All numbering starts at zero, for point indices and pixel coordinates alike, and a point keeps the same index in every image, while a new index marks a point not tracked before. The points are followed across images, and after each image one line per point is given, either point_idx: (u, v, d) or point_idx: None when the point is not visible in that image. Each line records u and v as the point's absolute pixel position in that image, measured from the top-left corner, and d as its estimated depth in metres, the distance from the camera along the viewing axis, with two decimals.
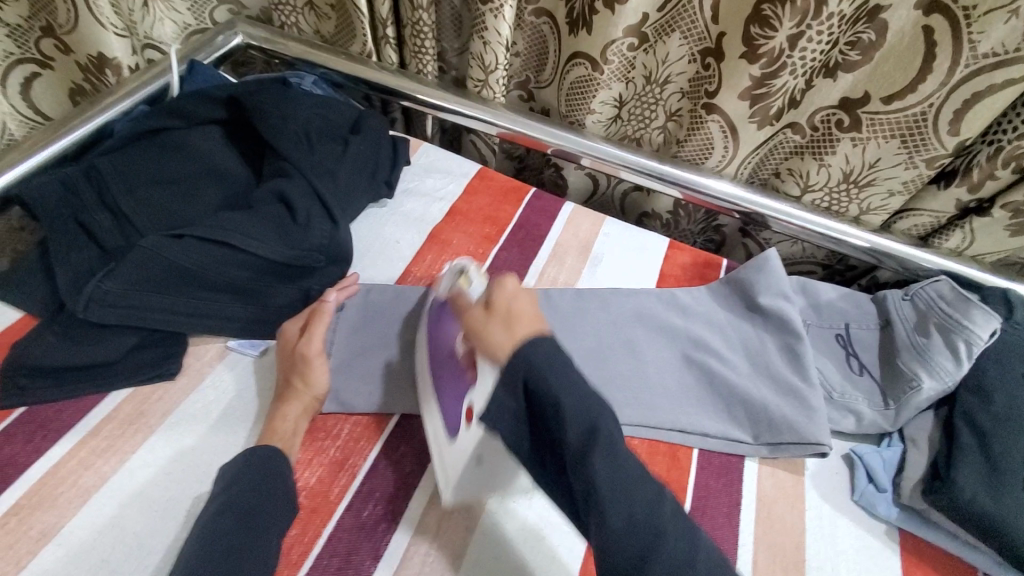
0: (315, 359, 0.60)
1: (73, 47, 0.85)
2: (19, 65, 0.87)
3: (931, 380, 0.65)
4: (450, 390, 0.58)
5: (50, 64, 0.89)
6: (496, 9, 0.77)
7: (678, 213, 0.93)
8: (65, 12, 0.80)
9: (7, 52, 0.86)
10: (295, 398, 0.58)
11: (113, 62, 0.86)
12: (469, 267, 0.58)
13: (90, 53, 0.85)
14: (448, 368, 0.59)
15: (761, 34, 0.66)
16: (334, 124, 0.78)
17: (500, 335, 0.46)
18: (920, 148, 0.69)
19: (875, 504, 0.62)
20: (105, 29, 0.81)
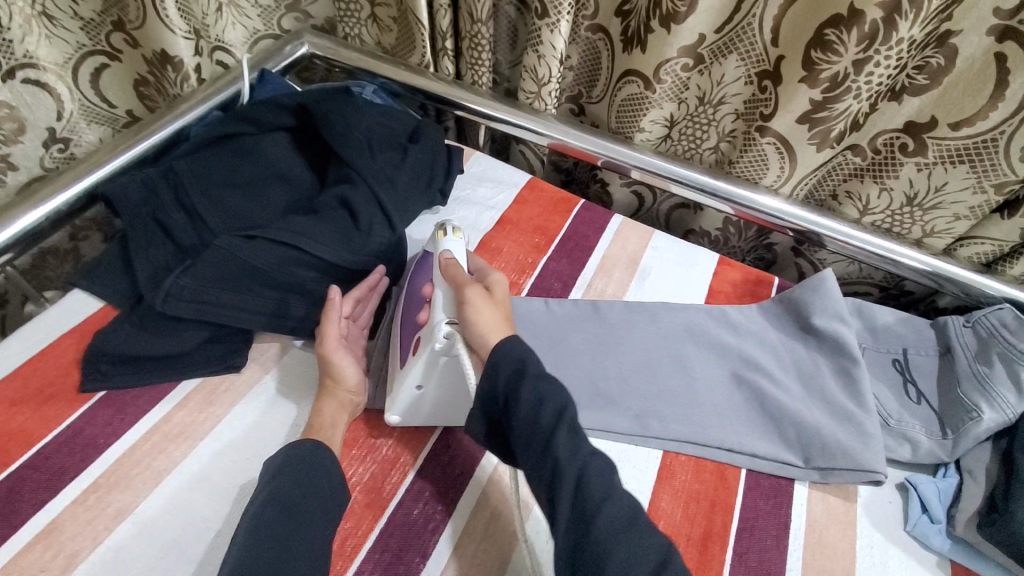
0: (335, 356, 0.62)
1: (142, 42, 0.86)
2: (90, 57, 0.86)
3: (992, 411, 0.63)
4: (409, 328, 0.62)
5: (119, 56, 0.89)
6: (552, 24, 0.78)
7: (727, 230, 0.92)
8: (136, 10, 0.81)
9: (79, 43, 0.84)
10: (328, 395, 0.60)
11: (176, 60, 0.87)
12: (449, 224, 0.64)
13: (155, 49, 0.86)
14: (414, 314, 0.63)
15: (823, 59, 0.65)
16: (393, 132, 0.81)
17: (488, 321, 0.54)
18: (989, 173, 0.66)
19: (930, 536, 0.60)
20: (174, 34, 0.83)
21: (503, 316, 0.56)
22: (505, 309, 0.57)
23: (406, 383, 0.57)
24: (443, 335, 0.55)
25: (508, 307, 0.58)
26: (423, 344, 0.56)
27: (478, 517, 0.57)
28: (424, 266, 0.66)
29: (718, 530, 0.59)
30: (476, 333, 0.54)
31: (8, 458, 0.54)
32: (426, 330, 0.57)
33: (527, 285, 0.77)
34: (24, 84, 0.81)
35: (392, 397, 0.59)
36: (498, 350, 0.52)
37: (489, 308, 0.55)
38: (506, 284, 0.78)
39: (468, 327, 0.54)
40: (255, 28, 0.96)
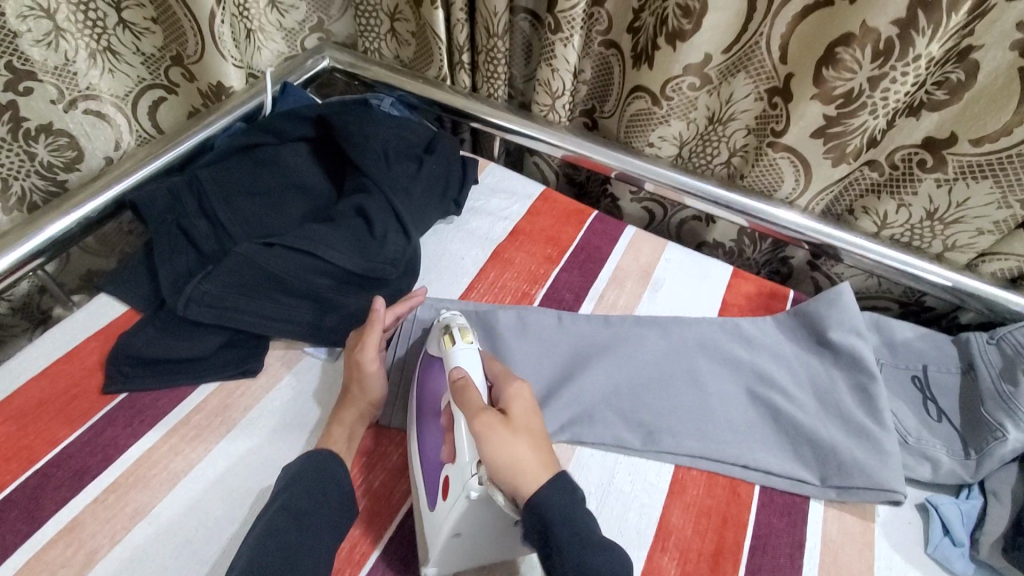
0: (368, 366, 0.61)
1: (198, 75, 0.86)
2: (148, 91, 0.87)
3: (1018, 431, 0.61)
4: (436, 451, 0.56)
5: (175, 90, 0.89)
6: (566, 38, 0.79)
7: (742, 242, 0.91)
8: (194, 44, 0.82)
9: (139, 78, 0.85)
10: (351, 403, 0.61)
11: (230, 90, 0.88)
12: (454, 326, 0.59)
13: (209, 82, 0.86)
14: (431, 425, 0.58)
15: (836, 76, 0.65)
16: (409, 143, 0.82)
17: (523, 454, 0.48)
18: (1014, 187, 0.65)
19: (951, 559, 0.58)
20: (225, 60, 0.83)
21: (533, 436, 0.51)
22: (532, 427, 0.52)
23: (442, 534, 0.49)
24: (476, 483, 0.47)
25: (539, 433, 0.52)
26: (455, 491, 0.49)
27: None
28: (433, 370, 0.61)
29: (730, 548, 0.57)
30: (509, 470, 0.47)
31: (32, 456, 0.56)
32: (453, 472, 0.50)
33: (538, 294, 0.78)
34: (84, 114, 0.80)
35: (428, 544, 0.51)
36: (535, 501, 0.46)
37: (519, 442, 0.49)
38: (518, 294, 0.78)
39: (493, 460, 0.47)
40: (280, 49, 0.99)
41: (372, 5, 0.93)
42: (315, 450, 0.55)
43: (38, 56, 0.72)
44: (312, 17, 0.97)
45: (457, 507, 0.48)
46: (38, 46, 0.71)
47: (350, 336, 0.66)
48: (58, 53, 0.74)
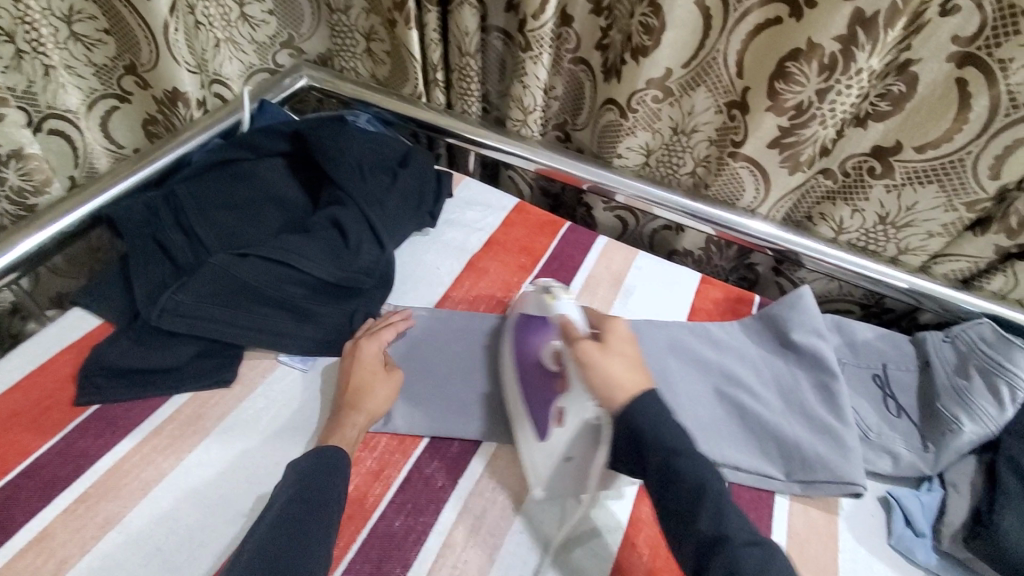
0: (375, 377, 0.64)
1: (152, 83, 0.87)
2: (103, 100, 0.89)
3: (973, 424, 0.63)
4: (539, 396, 0.61)
5: (129, 98, 0.91)
6: (535, 56, 0.82)
7: (710, 250, 0.95)
8: (147, 51, 0.83)
9: (92, 88, 0.87)
10: (360, 408, 0.61)
11: (185, 96, 0.88)
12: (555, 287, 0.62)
13: (165, 88, 0.87)
14: (535, 375, 0.62)
15: (787, 88, 0.69)
16: (385, 158, 0.84)
17: (618, 372, 0.53)
18: (959, 192, 0.69)
19: (913, 550, 0.59)
20: (180, 66, 0.85)
21: (629, 359, 0.55)
22: (632, 359, 0.55)
23: (556, 454, 0.55)
24: (591, 407, 0.53)
25: (634, 356, 0.55)
26: (572, 418, 0.54)
27: (460, 529, 0.57)
28: (532, 326, 0.65)
29: None
30: (608, 387, 0.52)
31: (3, 468, 0.55)
32: (569, 400, 0.55)
33: (511, 301, 0.79)
34: (49, 135, 0.84)
35: (544, 470, 0.57)
36: (632, 410, 0.50)
37: (616, 360, 0.54)
38: (492, 301, 0.80)
39: (591, 384, 0.53)
40: (250, 62, 1.01)
41: (348, 26, 0.97)
42: (325, 449, 0.56)
43: (6, 81, 0.77)
44: (282, 33, 1.00)
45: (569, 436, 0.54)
46: (5, 72, 0.77)
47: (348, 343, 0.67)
48: (24, 74, 0.78)
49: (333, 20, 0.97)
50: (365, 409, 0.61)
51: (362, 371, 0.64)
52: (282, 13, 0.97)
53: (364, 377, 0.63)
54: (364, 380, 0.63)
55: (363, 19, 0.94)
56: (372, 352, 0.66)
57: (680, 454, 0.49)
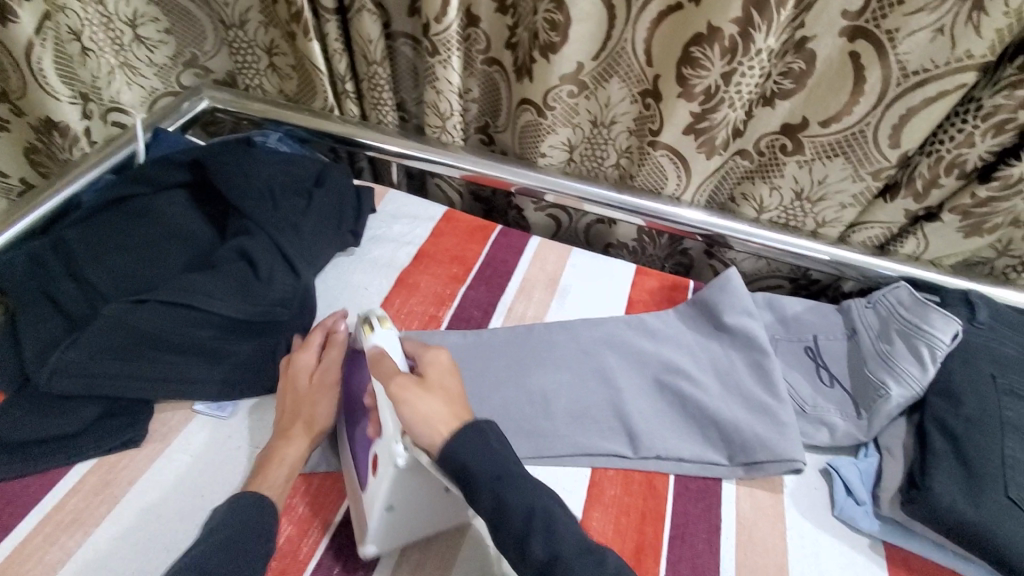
0: (318, 393, 0.61)
1: (27, 110, 0.83)
2: None
3: (898, 387, 0.64)
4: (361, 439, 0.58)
5: (7, 126, 0.87)
6: (445, 61, 0.79)
7: (643, 240, 0.95)
8: (17, 80, 0.79)
9: None
10: (297, 436, 0.58)
11: (63, 127, 0.84)
12: (374, 315, 0.59)
13: (39, 116, 0.83)
14: (354, 413, 0.60)
15: (694, 74, 0.68)
16: (298, 178, 0.80)
17: (431, 408, 0.50)
18: (864, 162, 0.70)
19: (857, 518, 0.60)
20: (59, 101, 0.81)
21: (455, 395, 0.52)
22: (450, 392, 0.53)
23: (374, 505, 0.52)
24: (403, 450, 0.50)
25: (455, 390, 0.53)
26: (387, 459, 0.51)
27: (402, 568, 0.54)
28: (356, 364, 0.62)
29: (651, 541, 0.58)
30: (423, 427, 0.49)
31: None
32: (381, 442, 0.52)
33: (445, 317, 0.77)
34: None
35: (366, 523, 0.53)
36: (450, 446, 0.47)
37: (433, 398, 0.51)
38: (425, 318, 0.77)
39: (406, 422, 0.49)
40: (153, 87, 0.95)
41: (247, 41, 0.91)
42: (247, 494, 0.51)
43: None
44: (183, 52, 0.94)
45: (390, 479, 0.51)
46: None
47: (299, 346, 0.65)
48: None
49: (230, 36, 0.91)
50: (299, 435, 0.58)
51: (290, 402, 0.61)
52: (183, 32, 0.91)
53: (291, 406, 0.60)
54: (290, 411, 0.60)
55: (261, 33, 0.89)
56: (302, 377, 0.62)
57: (472, 457, 0.47)
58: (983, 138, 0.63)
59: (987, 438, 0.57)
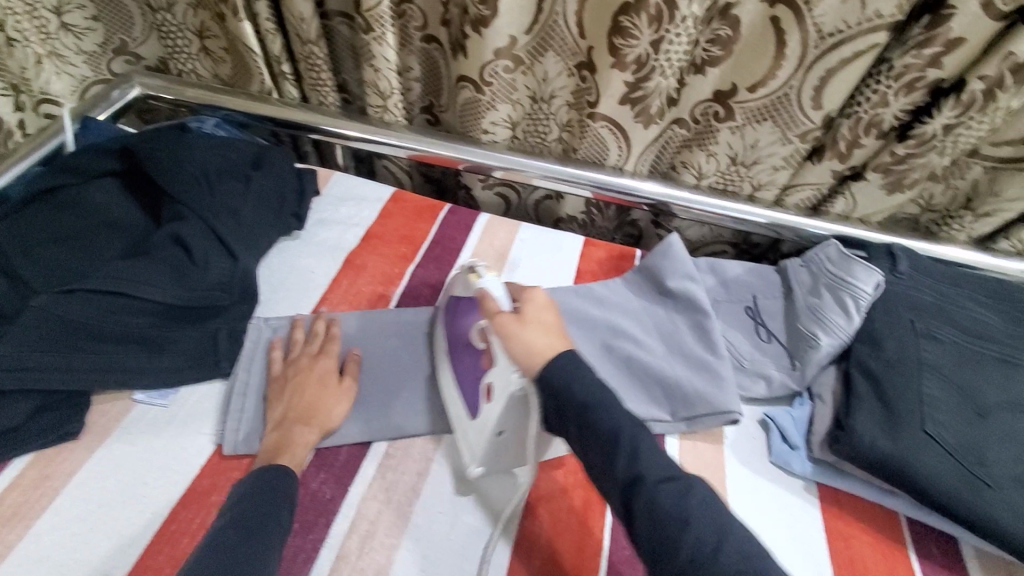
0: (317, 388, 0.61)
1: None
2: None
3: (828, 337, 0.67)
4: (467, 374, 0.61)
5: None
6: (380, 37, 0.79)
7: (591, 212, 0.96)
8: None
9: None
10: (311, 425, 0.58)
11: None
12: (478, 264, 0.61)
13: None
14: (465, 353, 0.63)
15: (625, 44, 0.70)
16: (236, 162, 0.78)
17: (534, 340, 0.53)
18: (790, 125, 0.73)
19: (790, 462, 0.64)
20: None
21: (545, 326, 0.55)
22: (545, 323, 0.55)
23: (487, 429, 0.55)
24: (517, 380, 0.53)
25: (556, 325, 0.56)
26: (499, 393, 0.54)
27: (353, 538, 0.54)
28: (462, 306, 0.64)
29: (597, 497, 0.60)
30: (531, 360, 0.52)
31: None
32: (497, 374, 0.55)
33: (393, 296, 0.76)
34: None
35: (478, 448, 0.57)
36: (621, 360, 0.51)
37: (535, 329, 0.54)
38: (374, 297, 0.77)
39: (512, 355, 0.53)
40: (83, 75, 0.92)
41: (175, 25, 0.88)
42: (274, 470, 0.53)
43: None
44: (112, 38, 0.90)
45: (501, 411, 0.54)
46: None
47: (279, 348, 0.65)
48: None
49: (157, 20, 0.88)
50: (316, 425, 0.59)
51: (309, 394, 0.61)
52: (109, 16, 0.87)
53: (310, 398, 0.60)
54: (309, 403, 0.60)
55: (190, 15, 0.86)
56: (319, 374, 0.62)
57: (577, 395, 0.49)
58: (897, 97, 0.66)
59: (904, 378, 0.61)
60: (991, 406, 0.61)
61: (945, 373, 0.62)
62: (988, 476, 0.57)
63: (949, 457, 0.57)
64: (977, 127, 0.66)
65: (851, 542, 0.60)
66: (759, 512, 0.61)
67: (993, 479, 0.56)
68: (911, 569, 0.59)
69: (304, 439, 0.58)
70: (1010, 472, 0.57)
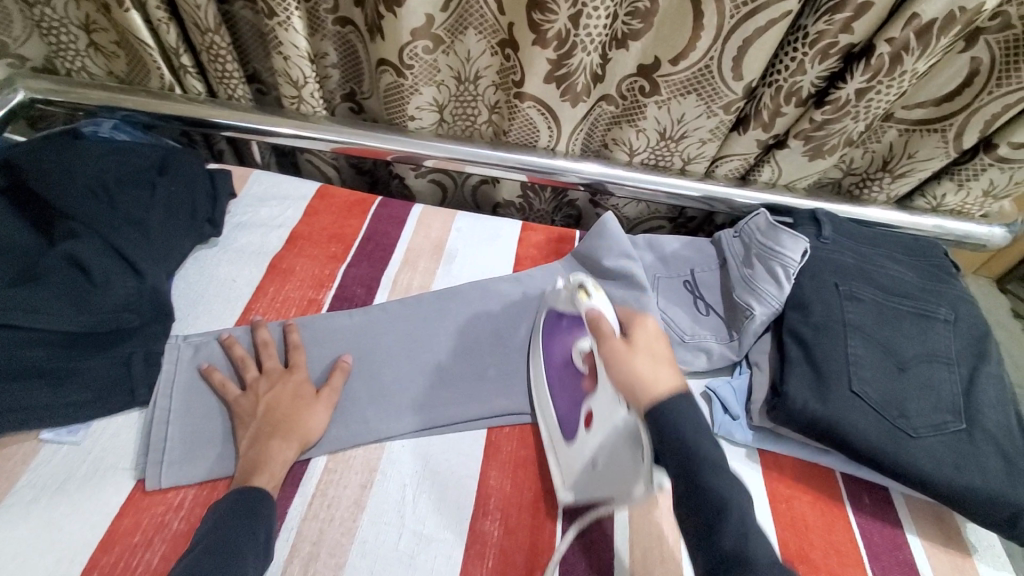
0: (296, 401, 0.59)
1: None
2: None
3: (760, 306, 0.68)
4: (570, 404, 0.61)
5: None
6: (284, 22, 0.73)
7: (528, 196, 0.94)
8: None
9: None
10: (287, 438, 0.56)
11: None
12: (587, 283, 0.61)
13: None
14: (564, 376, 0.63)
15: (543, 19, 0.67)
16: (136, 167, 0.71)
17: (646, 372, 0.49)
18: (714, 98, 0.73)
19: (733, 432, 0.66)
20: None
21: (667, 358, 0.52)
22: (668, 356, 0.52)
23: (584, 460, 0.55)
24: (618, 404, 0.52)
25: (666, 354, 0.52)
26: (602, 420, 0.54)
27: (296, 561, 0.52)
28: (563, 325, 0.65)
29: (547, 488, 0.60)
30: (632, 382, 0.49)
31: None
32: (600, 402, 0.55)
33: (326, 300, 0.73)
34: None
35: (569, 475, 0.57)
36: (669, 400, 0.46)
37: (652, 363, 0.50)
38: (304, 303, 0.72)
39: (620, 388, 0.50)
40: None
41: (57, 20, 0.79)
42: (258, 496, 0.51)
43: None
44: None
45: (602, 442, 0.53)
46: None
47: (213, 374, 0.61)
48: None
49: (36, 15, 0.78)
50: (294, 437, 0.57)
51: (284, 406, 0.59)
52: None
53: (287, 411, 0.58)
54: (286, 415, 0.58)
55: (72, 8, 0.77)
56: (293, 387, 0.61)
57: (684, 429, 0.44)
58: (813, 64, 0.67)
59: (831, 341, 0.63)
60: (910, 358, 0.64)
61: (868, 332, 0.64)
62: (909, 427, 0.60)
63: (875, 413, 0.60)
64: (887, 92, 0.68)
65: (792, 504, 0.62)
66: None
67: (914, 429, 0.59)
68: (848, 523, 0.62)
69: (283, 453, 0.55)
70: (928, 421, 0.60)
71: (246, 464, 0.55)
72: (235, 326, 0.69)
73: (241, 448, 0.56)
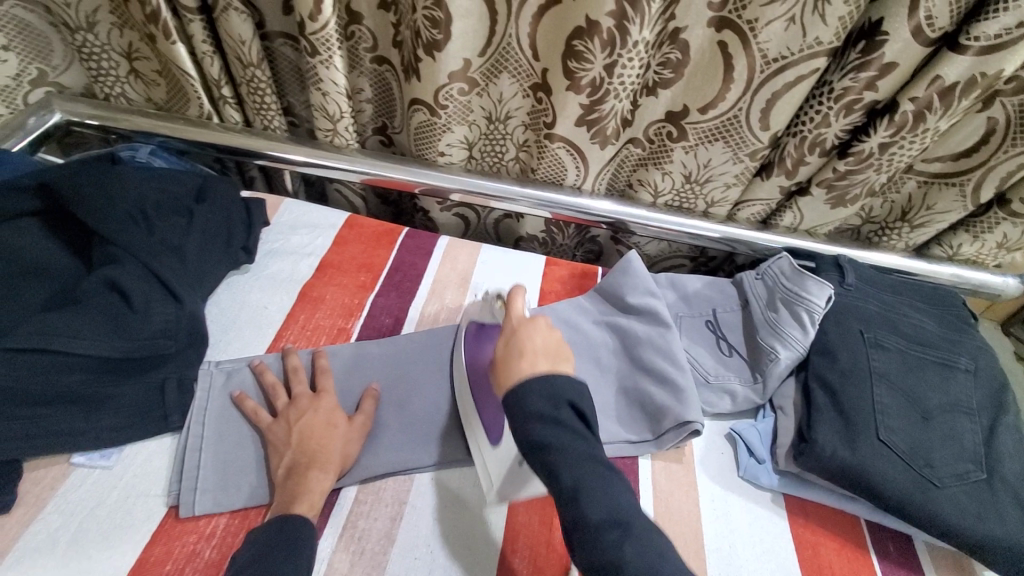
0: (330, 432, 0.59)
1: None
2: None
3: (785, 350, 0.70)
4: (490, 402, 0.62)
5: None
6: (326, 60, 0.76)
7: (551, 231, 0.96)
8: None
9: None
10: (321, 467, 0.56)
11: None
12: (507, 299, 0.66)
13: None
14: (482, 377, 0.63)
15: (579, 67, 0.69)
16: (175, 194, 0.73)
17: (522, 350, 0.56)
18: (740, 144, 0.75)
19: (758, 475, 0.66)
20: None
21: (546, 352, 0.55)
22: (545, 352, 0.55)
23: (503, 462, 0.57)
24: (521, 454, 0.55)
25: (554, 344, 0.57)
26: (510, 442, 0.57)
27: None
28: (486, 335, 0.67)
29: None
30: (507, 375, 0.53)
31: None
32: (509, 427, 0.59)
33: (355, 330, 0.73)
34: None
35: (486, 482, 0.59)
36: (521, 388, 0.51)
37: (532, 357, 0.54)
38: (333, 331, 0.73)
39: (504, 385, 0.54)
40: None
41: (99, 46, 0.81)
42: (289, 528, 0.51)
43: None
44: (29, 68, 0.81)
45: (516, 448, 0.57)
46: None
47: (246, 407, 0.61)
48: None
49: (78, 41, 0.80)
50: (330, 467, 0.57)
51: (318, 436, 0.58)
52: (24, 42, 0.78)
53: (321, 441, 0.58)
54: (321, 446, 0.58)
55: (115, 35, 0.80)
56: (323, 415, 0.61)
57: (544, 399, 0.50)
58: (838, 118, 0.69)
59: (856, 388, 0.64)
60: (934, 408, 0.65)
61: (893, 380, 0.65)
62: (936, 476, 0.60)
63: (902, 462, 0.60)
64: (909, 146, 0.70)
65: (818, 550, 0.62)
66: (740, 529, 0.63)
67: (940, 479, 0.60)
68: (875, 571, 0.62)
69: (321, 484, 0.56)
70: (953, 471, 0.61)
71: (281, 495, 0.55)
72: (266, 353, 0.69)
73: (277, 478, 0.56)
